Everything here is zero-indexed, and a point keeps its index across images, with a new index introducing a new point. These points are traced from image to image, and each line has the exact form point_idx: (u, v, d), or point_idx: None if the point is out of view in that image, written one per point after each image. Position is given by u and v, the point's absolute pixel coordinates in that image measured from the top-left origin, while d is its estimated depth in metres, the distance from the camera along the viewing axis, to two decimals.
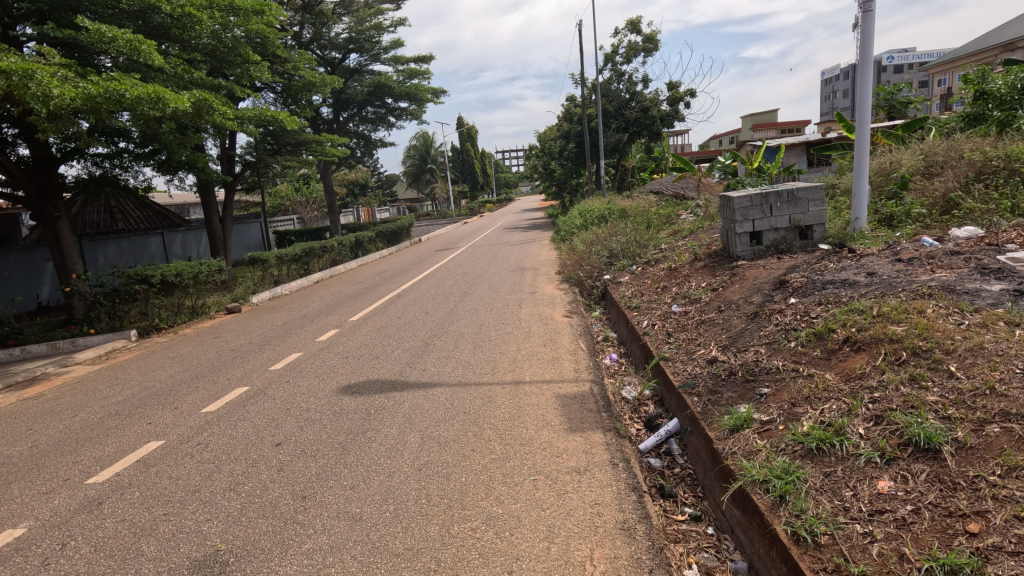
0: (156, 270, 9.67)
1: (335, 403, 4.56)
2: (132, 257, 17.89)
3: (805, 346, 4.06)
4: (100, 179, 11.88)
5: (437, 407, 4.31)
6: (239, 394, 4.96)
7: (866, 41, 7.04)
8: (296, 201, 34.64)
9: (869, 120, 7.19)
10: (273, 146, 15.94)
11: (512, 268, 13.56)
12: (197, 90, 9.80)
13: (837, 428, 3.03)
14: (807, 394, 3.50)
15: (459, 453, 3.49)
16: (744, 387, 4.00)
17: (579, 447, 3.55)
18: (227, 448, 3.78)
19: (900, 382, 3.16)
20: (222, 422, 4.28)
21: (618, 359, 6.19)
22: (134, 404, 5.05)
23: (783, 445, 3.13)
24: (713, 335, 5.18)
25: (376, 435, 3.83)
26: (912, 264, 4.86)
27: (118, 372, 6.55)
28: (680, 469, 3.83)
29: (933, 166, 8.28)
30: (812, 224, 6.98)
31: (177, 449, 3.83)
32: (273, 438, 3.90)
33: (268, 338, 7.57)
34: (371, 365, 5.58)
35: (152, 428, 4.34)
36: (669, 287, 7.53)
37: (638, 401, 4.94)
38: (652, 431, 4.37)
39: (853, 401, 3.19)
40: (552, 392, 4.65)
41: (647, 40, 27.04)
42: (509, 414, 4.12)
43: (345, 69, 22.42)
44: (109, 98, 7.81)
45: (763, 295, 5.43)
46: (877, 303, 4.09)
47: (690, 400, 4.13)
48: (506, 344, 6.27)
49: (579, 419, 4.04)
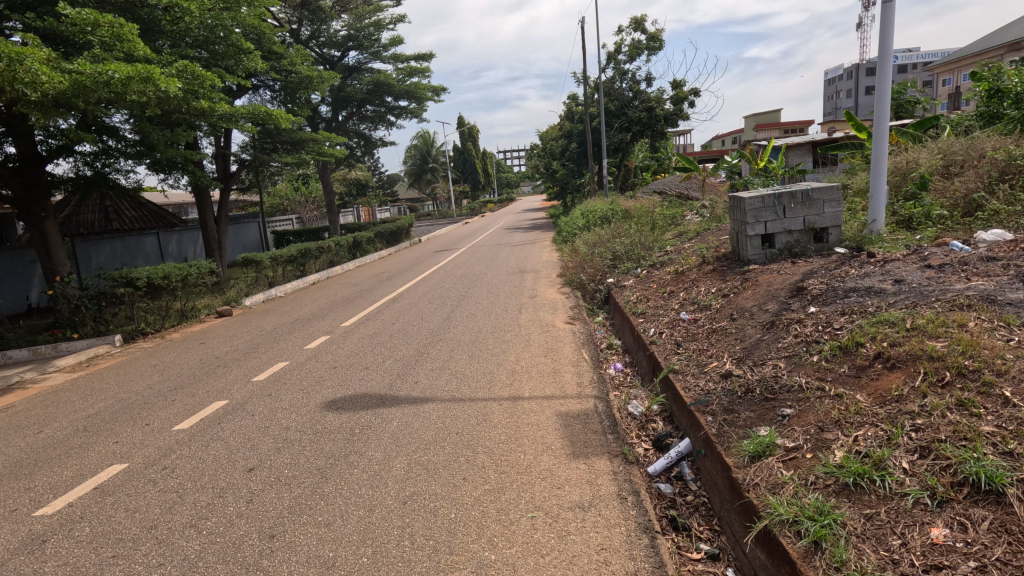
0: (142, 272, 9.32)
1: (318, 420, 4.20)
2: (125, 257, 17.61)
3: (830, 361, 3.71)
4: (93, 180, 11.60)
5: (428, 426, 3.96)
6: (217, 409, 4.60)
7: (885, 33, 6.67)
8: (295, 201, 34.25)
9: (887, 118, 6.82)
10: (270, 145, 15.56)
11: (513, 270, 13.20)
12: (177, 61, 9.31)
13: (876, 461, 2.68)
14: (837, 418, 3.14)
15: (448, 483, 3.13)
16: (764, 406, 3.64)
17: (582, 477, 3.18)
18: (194, 474, 3.42)
19: (947, 408, 2.80)
20: (193, 442, 3.92)
21: (623, 369, 5.85)
22: (104, 420, 4.70)
23: (814, 477, 2.78)
24: (726, 346, 4.83)
25: (360, 460, 3.48)
26: (944, 270, 4.49)
27: (95, 381, 6.20)
28: (693, 497, 3.49)
29: (952, 165, 7.90)
30: (827, 226, 6.59)
31: (140, 474, 3.48)
32: (246, 463, 3.54)
33: (255, 344, 7.22)
34: (360, 376, 5.23)
35: (116, 448, 3.98)
36: (677, 292, 7.16)
37: (645, 418, 4.60)
38: (661, 452, 4.04)
39: (893, 428, 2.84)
40: (553, 409, 4.29)
41: (650, 39, 26.67)
42: (506, 435, 3.76)
43: (344, 66, 22.01)
44: (98, 81, 7.32)
45: (779, 302, 5.06)
46: (910, 315, 3.74)
47: (704, 419, 3.77)
48: (504, 354, 5.92)
49: (581, 442, 3.67)
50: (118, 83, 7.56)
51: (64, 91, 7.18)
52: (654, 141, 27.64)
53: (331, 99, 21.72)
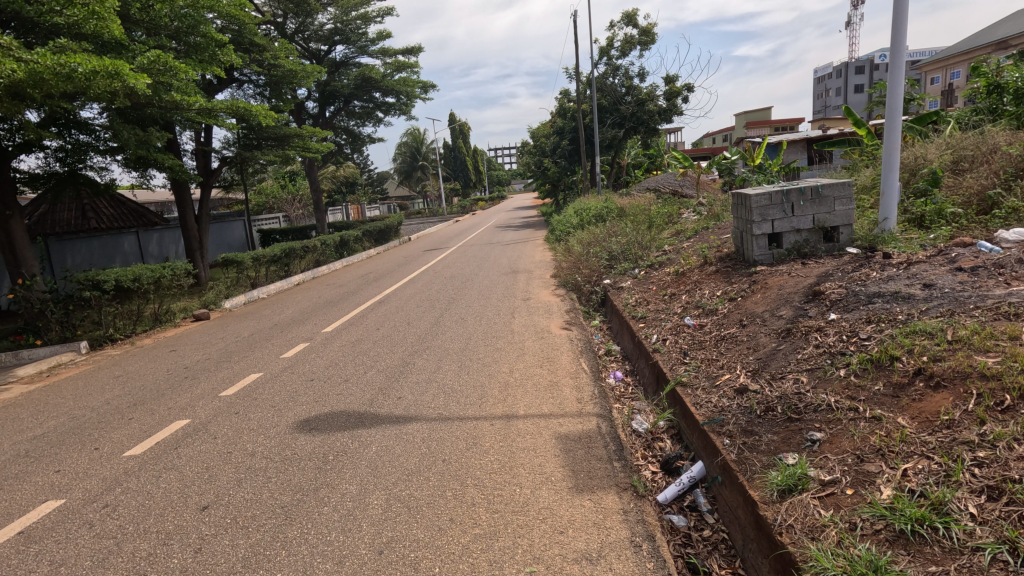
0: (109, 275, 8.72)
1: (288, 444, 3.74)
2: (101, 258, 16.94)
3: (861, 376, 3.31)
4: (64, 176, 10.92)
5: (410, 452, 3.52)
6: (175, 431, 4.12)
7: (900, 20, 6.29)
8: (281, 198, 33.58)
9: (899, 112, 6.45)
10: (252, 141, 14.88)
11: (504, 270, 12.77)
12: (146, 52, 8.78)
13: (935, 504, 2.29)
14: (878, 445, 2.75)
15: (432, 526, 2.70)
16: (788, 428, 3.23)
17: (588, 518, 2.75)
18: (138, 515, 2.95)
19: (1014, 438, 2.42)
20: (144, 473, 3.45)
21: (623, 378, 5.47)
22: (50, 442, 4.21)
23: (860, 521, 2.39)
24: (738, 356, 4.41)
25: (332, 495, 3.03)
26: (978, 274, 4.09)
27: (51, 395, 5.68)
28: (711, 533, 3.08)
29: (962, 161, 7.56)
30: (838, 225, 6.19)
31: (76, 514, 3.01)
32: (200, 500, 3.07)
33: (229, 353, 6.71)
34: (338, 391, 4.75)
35: (56, 479, 3.50)
36: (678, 295, 6.77)
37: (651, 436, 4.17)
38: (671, 476, 3.63)
39: (950, 463, 2.45)
40: (551, 431, 3.85)
41: (642, 33, 26.31)
42: (499, 464, 3.33)
43: (330, 61, 21.38)
44: (58, 73, 6.75)
45: (794, 308, 4.65)
46: (949, 325, 3.36)
47: (721, 443, 3.34)
48: (497, 364, 5.48)
49: (585, 472, 3.23)
50: (81, 76, 6.99)
51: (20, 82, 6.59)
52: (647, 137, 27.30)
53: (318, 94, 21.16)
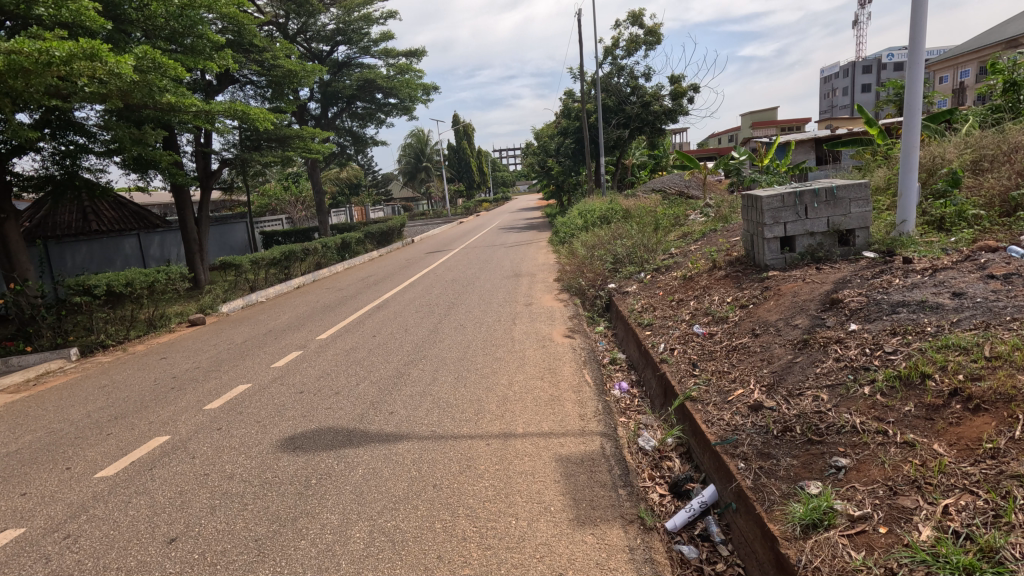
0: (100, 279, 8.75)
1: (271, 465, 3.50)
2: (102, 260, 16.75)
3: (889, 395, 3.03)
4: (60, 181, 10.73)
5: (400, 475, 3.26)
6: (153, 450, 3.89)
7: (919, 13, 5.99)
8: (284, 200, 33.43)
9: (918, 109, 6.13)
10: (251, 143, 14.68)
11: (507, 274, 12.48)
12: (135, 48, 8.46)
13: (985, 550, 2.02)
14: (913, 475, 2.48)
15: (417, 566, 2.44)
16: (809, 452, 2.94)
17: (592, 556, 2.49)
18: (99, 548, 2.71)
19: None
20: (116, 496, 3.23)
21: (629, 390, 5.21)
22: (23, 460, 3.99)
23: (898, 566, 2.12)
24: (751, 368, 4.13)
25: (311, 526, 2.78)
26: (1012, 283, 3.79)
27: (32, 406, 5.45)
28: (724, 567, 2.80)
29: (982, 161, 7.23)
30: (853, 228, 5.89)
31: (33, 547, 2.77)
32: (167, 531, 2.82)
33: (219, 361, 6.48)
34: (328, 405, 4.51)
35: (20, 504, 3.27)
36: (686, 301, 6.49)
37: (658, 454, 3.90)
38: (681, 500, 3.34)
39: (1000, 500, 2.18)
40: (552, 452, 3.59)
41: (647, 33, 26.05)
42: (494, 491, 3.06)
43: (332, 62, 21.22)
44: (37, 61, 6.57)
45: (810, 317, 4.36)
46: (985, 340, 3.07)
47: (735, 467, 3.05)
48: (496, 375, 5.22)
49: (587, 502, 2.97)
50: (61, 63, 6.81)
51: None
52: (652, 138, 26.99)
53: (320, 96, 20.99)
